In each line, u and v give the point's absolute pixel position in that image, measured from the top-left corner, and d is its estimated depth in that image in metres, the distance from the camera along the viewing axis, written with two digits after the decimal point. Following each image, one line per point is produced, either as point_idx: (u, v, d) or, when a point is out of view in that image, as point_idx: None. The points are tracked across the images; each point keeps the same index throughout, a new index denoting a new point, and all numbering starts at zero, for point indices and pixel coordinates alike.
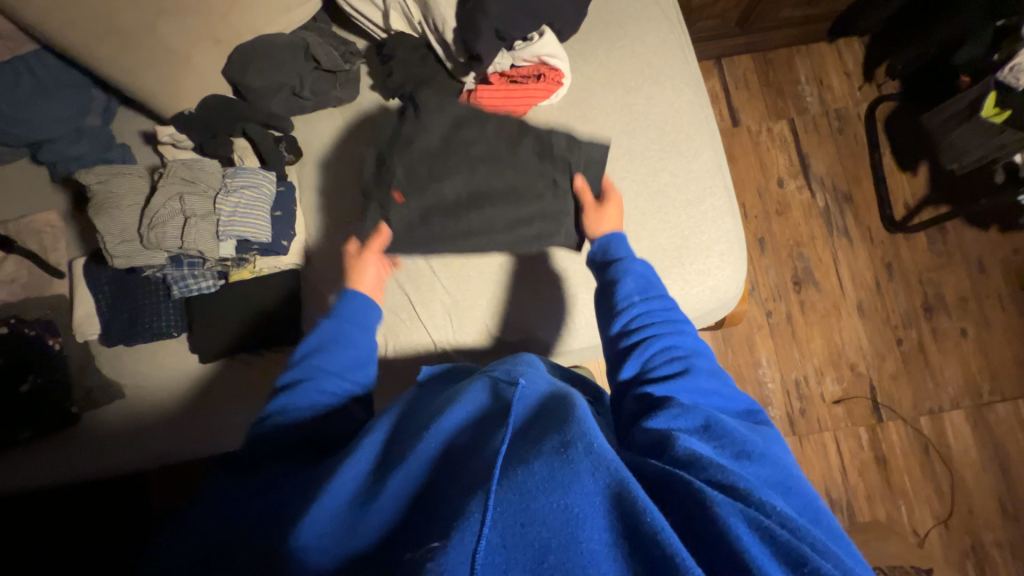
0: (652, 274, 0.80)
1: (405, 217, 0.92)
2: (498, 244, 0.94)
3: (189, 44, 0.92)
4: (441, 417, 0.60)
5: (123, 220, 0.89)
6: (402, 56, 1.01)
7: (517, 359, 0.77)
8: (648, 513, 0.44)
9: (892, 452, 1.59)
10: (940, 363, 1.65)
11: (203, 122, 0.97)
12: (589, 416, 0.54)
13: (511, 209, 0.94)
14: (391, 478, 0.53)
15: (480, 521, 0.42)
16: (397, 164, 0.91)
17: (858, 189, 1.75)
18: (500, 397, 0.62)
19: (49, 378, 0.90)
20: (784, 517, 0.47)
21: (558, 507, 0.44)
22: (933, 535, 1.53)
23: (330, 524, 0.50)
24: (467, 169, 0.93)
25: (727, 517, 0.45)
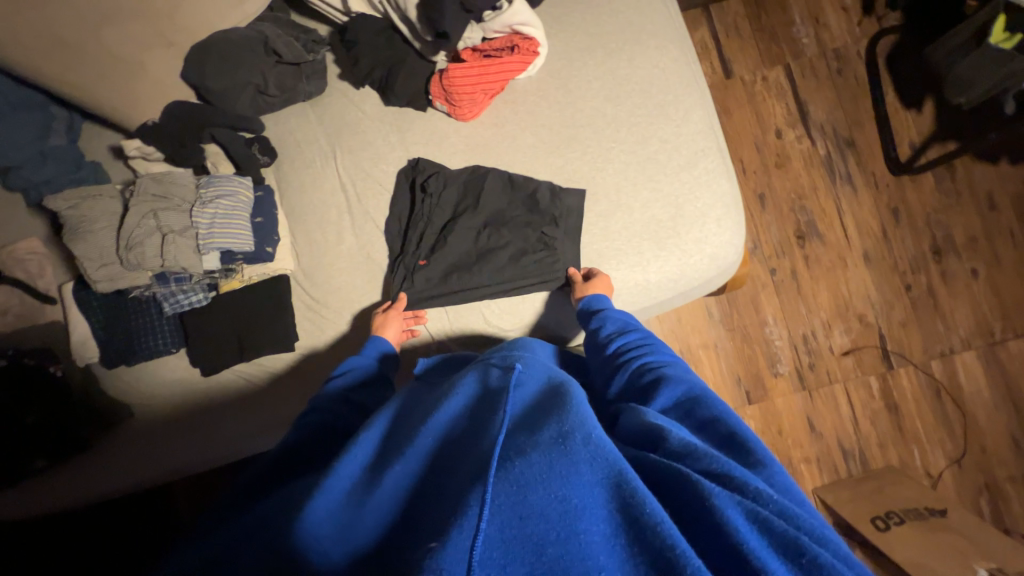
0: (631, 317, 0.85)
1: (424, 280, 0.94)
2: (508, 288, 0.94)
3: (141, 50, 0.87)
4: (438, 410, 0.59)
5: (100, 243, 0.88)
6: (367, 41, 0.96)
7: (512, 346, 0.78)
8: (647, 504, 0.43)
9: (904, 398, 1.59)
10: (950, 305, 1.62)
11: (168, 132, 0.93)
12: (585, 408, 0.54)
13: (515, 253, 0.94)
14: (387, 473, 0.52)
15: (478, 515, 0.42)
16: (415, 236, 0.96)
17: (861, 133, 1.68)
18: (492, 384, 0.61)
19: (51, 408, 0.90)
20: (781, 507, 0.46)
21: (556, 498, 0.43)
22: (947, 476, 1.54)
23: (329, 516, 0.48)
24: (475, 229, 0.96)
25: (725, 508, 0.44)
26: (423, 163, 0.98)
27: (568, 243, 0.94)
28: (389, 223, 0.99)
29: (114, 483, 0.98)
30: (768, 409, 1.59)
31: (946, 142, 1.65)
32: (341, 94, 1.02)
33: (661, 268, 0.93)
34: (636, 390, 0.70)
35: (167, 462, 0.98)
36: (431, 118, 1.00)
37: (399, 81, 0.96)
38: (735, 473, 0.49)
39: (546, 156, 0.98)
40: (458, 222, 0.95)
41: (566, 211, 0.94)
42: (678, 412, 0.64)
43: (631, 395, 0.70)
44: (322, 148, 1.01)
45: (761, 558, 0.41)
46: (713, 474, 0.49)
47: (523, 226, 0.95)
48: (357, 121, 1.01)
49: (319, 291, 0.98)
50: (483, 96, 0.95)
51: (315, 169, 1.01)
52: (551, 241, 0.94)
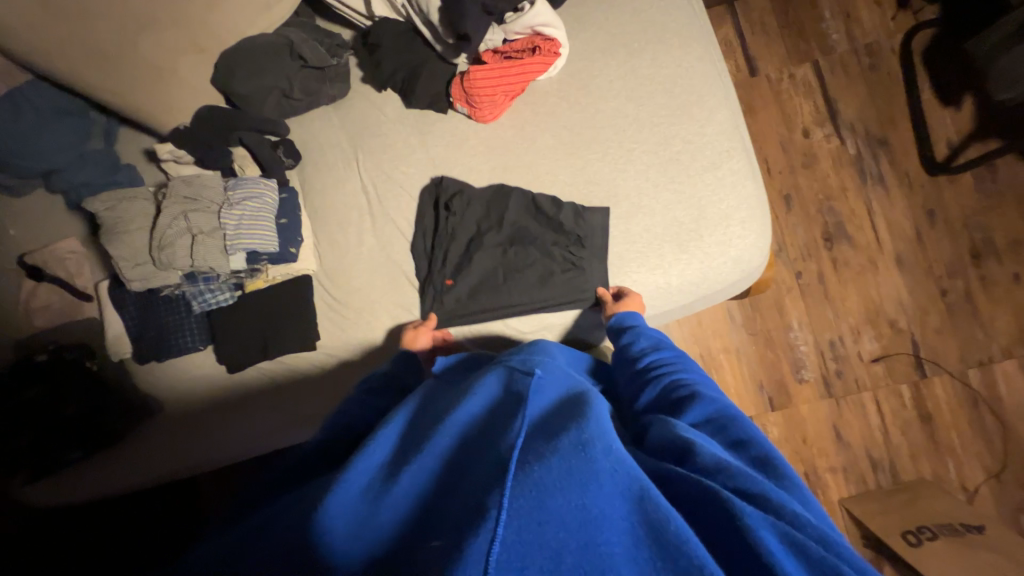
0: (660, 333, 0.86)
1: (454, 300, 0.95)
2: (537, 307, 0.94)
3: (174, 57, 0.90)
4: (456, 411, 0.59)
5: (134, 244, 0.91)
6: (390, 44, 0.97)
7: (532, 348, 0.77)
8: (670, 520, 0.43)
9: (938, 408, 1.52)
10: (989, 312, 1.54)
11: (199, 137, 0.96)
12: (606, 421, 0.54)
13: (543, 271, 0.94)
14: (404, 472, 0.52)
15: (495, 519, 0.41)
16: (444, 256, 0.96)
17: (894, 132, 1.61)
18: (511, 388, 0.61)
19: (88, 402, 0.93)
20: (821, 533, 0.45)
21: (577, 506, 0.43)
22: (984, 491, 1.47)
23: (349, 511, 0.49)
24: (501, 246, 0.96)
25: (759, 530, 0.43)
26: (449, 181, 0.98)
27: (595, 262, 0.93)
28: (416, 237, 0.99)
29: (144, 475, 1.02)
30: (791, 416, 1.54)
31: (987, 140, 1.57)
32: (363, 96, 1.04)
33: (683, 272, 0.92)
34: (666, 405, 0.70)
35: (194, 454, 1.02)
36: (452, 120, 1.01)
37: (420, 83, 0.97)
38: (771, 494, 0.49)
39: (567, 158, 0.97)
40: (486, 240, 0.96)
41: (588, 229, 0.93)
42: (709, 430, 0.65)
43: (661, 409, 0.70)
44: (344, 150, 1.03)
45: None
46: (749, 494, 0.49)
47: (548, 245, 0.95)
48: (379, 123, 1.02)
49: (340, 291, 1.00)
50: (503, 97, 0.95)
51: (337, 171, 1.02)
52: (579, 260, 0.94)
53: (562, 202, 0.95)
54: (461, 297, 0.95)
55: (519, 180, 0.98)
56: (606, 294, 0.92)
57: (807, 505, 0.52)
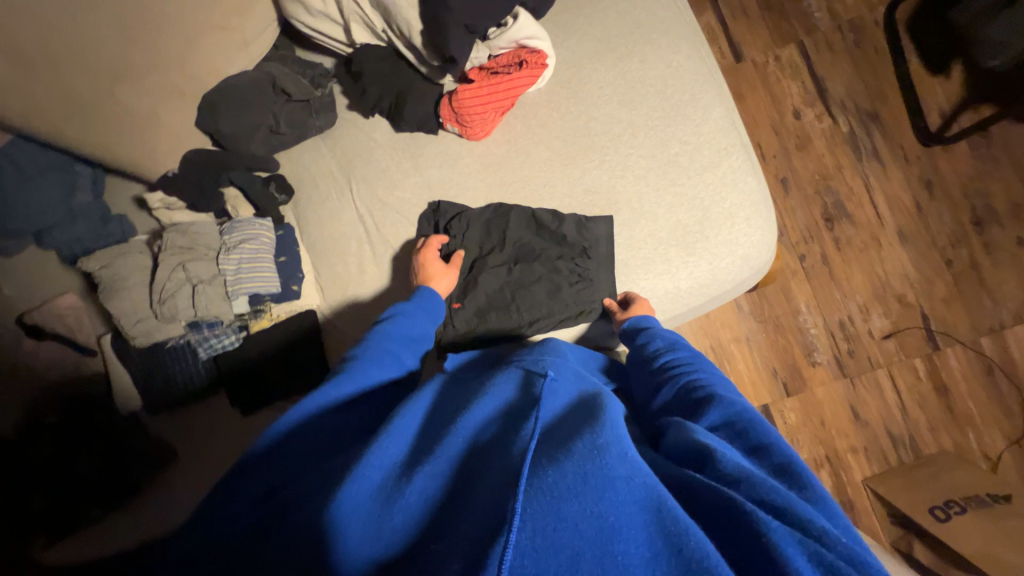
0: (677, 334, 0.84)
1: (463, 321, 0.93)
2: (550, 324, 0.92)
3: (155, 104, 0.87)
4: (467, 413, 0.60)
5: (133, 300, 0.89)
6: (372, 70, 0.95)
7: (543, 348, 0.77)
8: (690, 535, 0.42)
9: (953, 379, 1.51)
10: (996, 277, 1.53)
11: (188, 181, 0.95)
12: (619, 424, 0.54)
13: (552, 285, 0.93)
14: (418, 473, 0.51)
15: (510, 521, 0.41)
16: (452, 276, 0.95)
17: (885, 106, 1.60)
18: (525, 391, 0.63)
19: (106, 453, 0.90)
20: (851, 552, 0.44)
21: (592, 514, 0.42)
22: (1007, 457, 1.46)
23: (362, 510, 0.48)
24: (505, 265, 0.95)
25: (786, 548, 0.43)
26: (444, 206, 0.96)
27: (603, 271, 0.92)
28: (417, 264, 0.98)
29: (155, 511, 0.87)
30: (807, 399, 1.53)
31: (979, 107, 1.56)
32: (350, 124, 1.02)
33: (691, 275, 0.90)
34: (683, 405, 0.69)
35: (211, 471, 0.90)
36: (443, 140, 0.99)
37: (408, 106, 0.95)
38: (798, 508, 0.47)
39: (563, 168, 0.96)
40: (491, 256, 0.95)
41: (591, 241, 0.92)
42: (728, 433, 0.62)
43: (678, 410, 0.69)
44: (337, 180, 1.01)
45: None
46: (774, 508, 0.47)
47: (553, 260, 0.94)
48: (369, 150, 1.01)
49: (344, 322, 0.99)
50: (494, 114, 0.93)
51: (331, 202, 1.01)
52: (586, 271, 0.93)
53: (561, 215, 0.94)
54: (471, 314, 0.93)
55: (517, 195, 0.96)
56: (614, 305, 0.91)
57: (833, 518, 0.50)
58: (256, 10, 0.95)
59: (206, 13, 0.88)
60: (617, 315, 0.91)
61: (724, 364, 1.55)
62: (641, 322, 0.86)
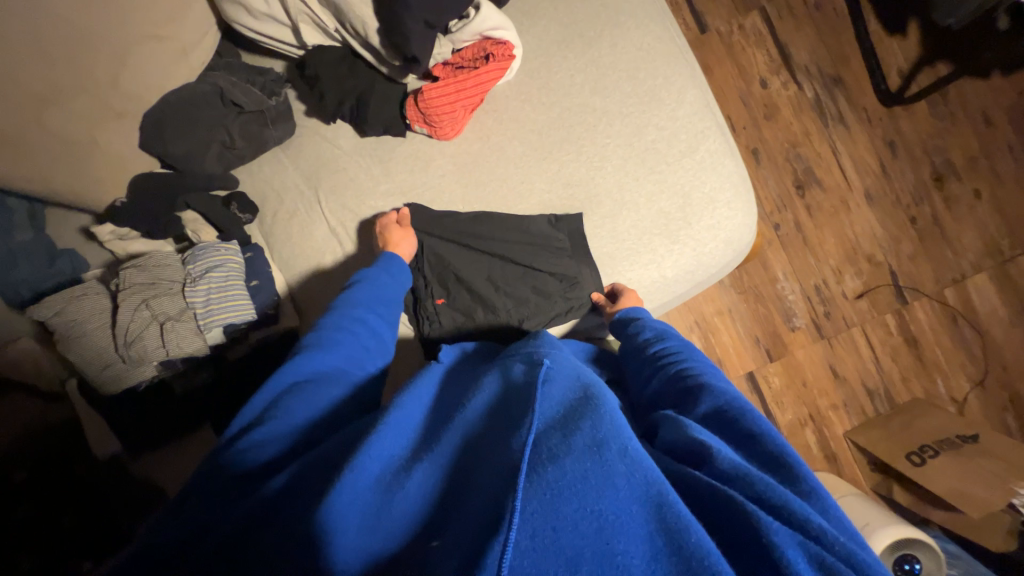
0: (667, 325, 0.84)
1: (449, 321, 0.91)
2: (540, 318, 0.90)
3: (91, 128, 0.79)
4: (464, 408, 0.58)
5: (97, 345, 0.83)
6: (328, 73, 0.90)
7: (538, 338, 0.75)
8: (691, 531, 0.42)
9: (922, 330, 1.59)
10: (957, 231, 1.60)
11: (139, 210, 0.88)
12: (620, 417, 0.52)
13: (537, 280, 0.91)
14: (417, 468, 0.51)
15: (508, 522, 0.40)
16: (430, 277, 0.93)
17: (847, 70, 1.62)
18: (517, 378, 0.61)
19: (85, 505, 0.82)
20: (849, 551, 0.45)
21: (591, 512, 0.42)
22: (971, 399, 1.57)
23: (358, 505, 0.47)
24: (485, 260, 0.92)
25: (786, 549, 0.43)
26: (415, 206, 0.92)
27: (587, 266, 0.91)
28: None
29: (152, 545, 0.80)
30: (789, 363, 1.59)
31: (935, 65, 1.59)
32: (311, 132, 0.96)
33: (677, 262, 0.90)
34: (674, 396, 0.68)
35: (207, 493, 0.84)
36: (412, 142, 0.95)
37: (371, 110, 0.89)
38: (797, 506, 0.47)
39: (540, 163, 0.93)
40: (470, 251, 0.92)
41: (574, 237, 0.91)
42: (718, 423, 0.61)
43: (670, 401, 0.68)
44: (304, 193, 0.96)
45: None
46: (771, 506, 0.47)
47: (534, 262, 0.90)
48: (334, 158, 0.96)
49: None
50: (463, 112, 0.89)
51: (299, 217, 0.96)
52: (571, 266, 0.91)
53: (541, 213, 0.91)
54: (458, 314, 0.91)
55: (494, 195, 0.93)
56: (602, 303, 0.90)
57: (827, 511, 0.51)
58: (192, 15, 0.87)
59: (136, 20, 0.79)
60: (608, 306, 0.90)
61: (710, 337, 1.59)
62: (630, 314, 0.86)
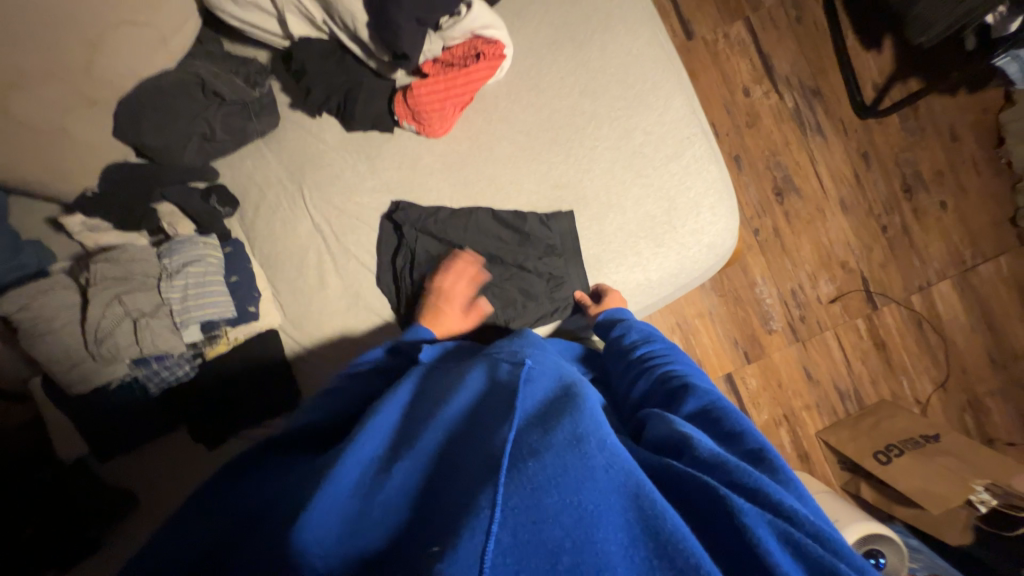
0: (651, 328, 0.85)
1: None
2: (528, 319, 0.91)
3: (62, 116, 0.76)
4: (443, 407, 0.58)
5: (65, 343, 0.79)
6: (315, 65, 0.87)
7: (521, 338, 0.75)
8: (666, 517, 0.43)
9: (890, 335, 1.66)
10: (924, 240, 1.68)
11: (114, 201, 0.85)
12: (598, 412, 0.54)
13: (524, 280, 0.92)
14: (396, 469, 0.50)
15: (490, 518, 0.40)
16: (417, 276, 0.91)
17: (826, 82, 1.67)
18: (498, 378, 0.61)
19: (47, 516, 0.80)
20: (818, 529, 0.46)
21: (570, 504, 0.42)
22: (934, 400, 1.64)
23: (336, 511, 0.46)
24: (474, 261, 0.92)
25: (756, 529, 0.45)
26: (403, 204, 0.92)
27: (573, 267, 0.92)
28: (379, 262, 0.93)
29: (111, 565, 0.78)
30: (766, 365, 1.63)
31: (909, 80, 1.66)
32: (296, 125, 0.94)
33: (661, 265, 0.91)
34: (661, 396, 0.69)
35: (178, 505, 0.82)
36: (400, 138, 0.93)
37: (359, 106, 0.88)
38: (769, 490, 0.48)
39: (529, 163, 0.93)
40: (460, 253, 0.92)
41: (561, 238, 0.91)
42: (703, 422, 0.63)
43: (658, 401, 0.69)
44: (287, 187, 0.94)
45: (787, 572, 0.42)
46: (748, 491, 0.49)
47: (520, 260, 0.91)
48: (319, 152, 0.94)
49: (313, 343, 0.94)
50: (453, 110, 0.88)
51: (283, 212, 0.94)
52: (557, 268, 0.92)
53: (529, 213, 0.91)
54: None
55: (482, 194, 0.93)
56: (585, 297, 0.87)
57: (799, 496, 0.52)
58: None
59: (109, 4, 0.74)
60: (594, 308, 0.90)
61: (690, 339, 1.62)
62: (616, 317, 0.87)
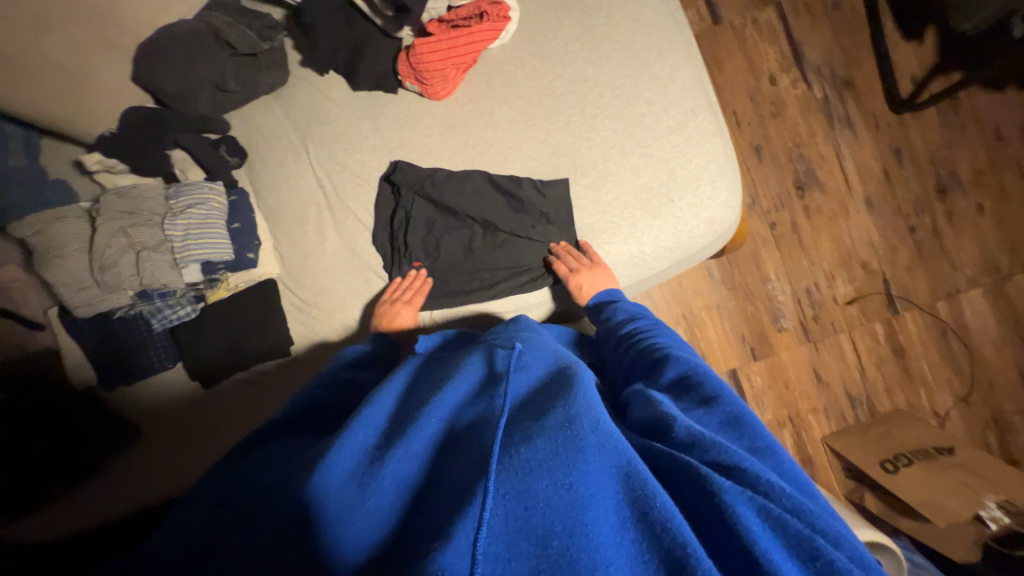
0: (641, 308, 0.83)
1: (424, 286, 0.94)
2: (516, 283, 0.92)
3: (86, 58, 0.80)
4: (438, 397, 0.55)
5: (73, 268, 0.85)
6: (324, 20, 0.89)
7: (516, 324, 0.72)
8: (656, 497, 0.41)
9: (910, 341, 1.58)
10: (956, 244, 1.58)
11: (130, 143, 0.90)
12: (592, 391, 0.52)
13: (518, 246, 0.92)
14: (390, 456, 0.48)
15: (480, 506, 0.40)
16: (410, 238, 0.92)
17: (860, 72, 1.60)
18: (499, 369, 0.58)
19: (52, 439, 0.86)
20: (794, 503, 0.43)
21: (562, 487, 0.41)
22: (954, 414, 1.55)
23: (335, 494, 0.45)
24: (469, 227, 0.93)
25: (736, 506, 0.41)
26: (402, 165, 0.93)
27: (565, 235, 0.91)
28: (375, 219, 0.95)
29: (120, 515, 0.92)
30: (773, 364, 1.58)
31: (951, 73, 1.56)
32: (306, 83, 0.98)
33: (656, 238, 0.90)
34: (643, 368, 0.67)
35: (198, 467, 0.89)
36: (404, 99, 0.95)
37: (365, 62, 0.90)
38: (746, 465, 0.45)
39: (527, 130, 0.93)
40: (456, 217, 0.93)
41: (554, 205, 0.91)
42: (680, 388, 0.60)
43: (641, 374, 0.66)
44: (293, 142, 0.97)
45: (775, 564, 0.38)
46: (723, 467, 0.45)
47: (514, 227, 0.91)
48: (326, 110, 0.97)
49: (310, 293, 0.96)
50: (455, 71, 0.89)
51: (288, 167, 0.97)
52: (546, 235, 0.91)
53: (526, 178, 0.91)
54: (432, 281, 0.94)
55: (480, 158, 0.93)
56: (562, 268, 0.88)
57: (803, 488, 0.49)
58: None
59: None
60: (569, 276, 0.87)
61: (695, 331, 1.58)
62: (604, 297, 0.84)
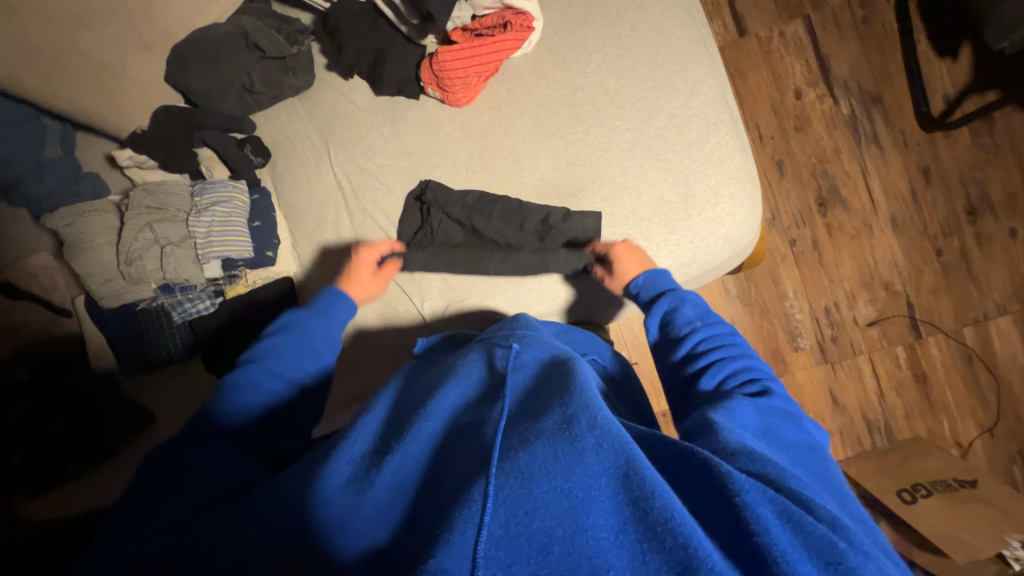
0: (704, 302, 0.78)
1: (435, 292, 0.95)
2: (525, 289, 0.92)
3: (121, 55, 0.84)
4: (435, 400, 0.54)
5: (100, 260, 0.88)
6: (351, 27, 0.92)
7: (516, 322, 0.73)
8: (656, 496, 0.39)
9: (932, 367, 1.53)
10: (985, 268, 1.53)
11: (159, 139, 0.92)
12: (591, 388, 0.51)
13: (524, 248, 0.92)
14: (387, 462, 0.48)
15: (480, 509, 0.40)
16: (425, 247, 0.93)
17: (889, 89, 1.56)
18: (500, 369, 0.58)
19: (69, 423, 0.88)
20: (830, 514, 0.41)
21: (561, 492, 0.40)
22: (977, 445, 1.50)
23: (337, 498, 0.46)
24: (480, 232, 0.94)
25: (755, 508, 0.40)
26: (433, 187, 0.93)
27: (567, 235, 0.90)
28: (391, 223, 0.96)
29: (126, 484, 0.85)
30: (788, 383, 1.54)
31: (984, 93, 1.52)
32: (329, 85, 0.99)
33: (672, 253, 0.89)
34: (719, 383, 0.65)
35: None
36: (425, 105, 0.96)
37: (387, 67, 0.92)
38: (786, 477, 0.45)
39: (546, 139, 0.93)
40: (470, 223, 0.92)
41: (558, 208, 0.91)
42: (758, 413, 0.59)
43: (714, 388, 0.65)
44: (315, 143, 0.99)
45: (789, 567, 0.36)
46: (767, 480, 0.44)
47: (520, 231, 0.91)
48: (349, 113, 0.98)
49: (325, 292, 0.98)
50: (476, 79, 0.90)
51: (309, 167, 0.99)
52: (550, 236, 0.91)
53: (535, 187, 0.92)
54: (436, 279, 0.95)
55: (499, 166, 0.94)
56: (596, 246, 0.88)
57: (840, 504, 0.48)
58: None
59: None
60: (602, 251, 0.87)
61: None
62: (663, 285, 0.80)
